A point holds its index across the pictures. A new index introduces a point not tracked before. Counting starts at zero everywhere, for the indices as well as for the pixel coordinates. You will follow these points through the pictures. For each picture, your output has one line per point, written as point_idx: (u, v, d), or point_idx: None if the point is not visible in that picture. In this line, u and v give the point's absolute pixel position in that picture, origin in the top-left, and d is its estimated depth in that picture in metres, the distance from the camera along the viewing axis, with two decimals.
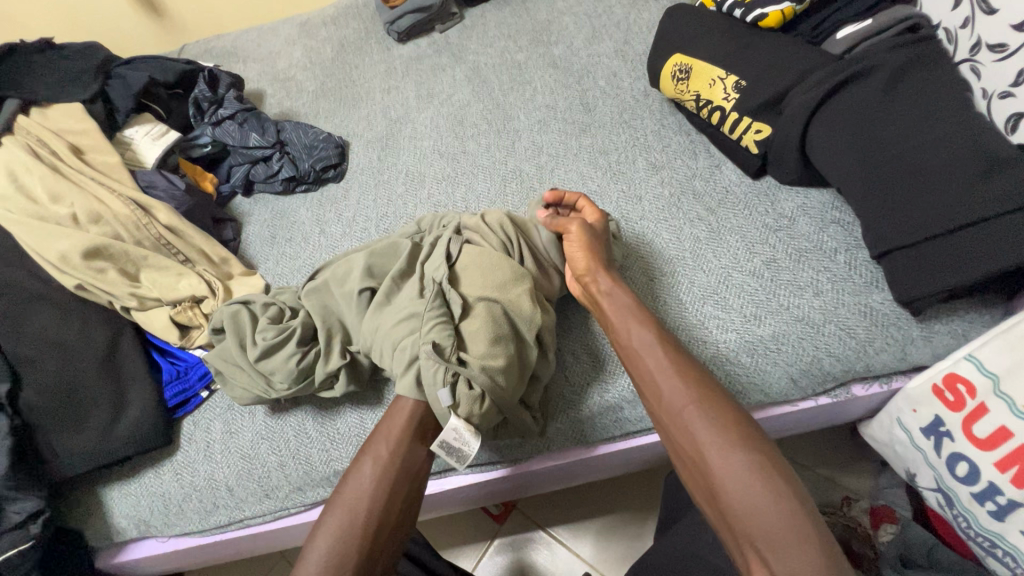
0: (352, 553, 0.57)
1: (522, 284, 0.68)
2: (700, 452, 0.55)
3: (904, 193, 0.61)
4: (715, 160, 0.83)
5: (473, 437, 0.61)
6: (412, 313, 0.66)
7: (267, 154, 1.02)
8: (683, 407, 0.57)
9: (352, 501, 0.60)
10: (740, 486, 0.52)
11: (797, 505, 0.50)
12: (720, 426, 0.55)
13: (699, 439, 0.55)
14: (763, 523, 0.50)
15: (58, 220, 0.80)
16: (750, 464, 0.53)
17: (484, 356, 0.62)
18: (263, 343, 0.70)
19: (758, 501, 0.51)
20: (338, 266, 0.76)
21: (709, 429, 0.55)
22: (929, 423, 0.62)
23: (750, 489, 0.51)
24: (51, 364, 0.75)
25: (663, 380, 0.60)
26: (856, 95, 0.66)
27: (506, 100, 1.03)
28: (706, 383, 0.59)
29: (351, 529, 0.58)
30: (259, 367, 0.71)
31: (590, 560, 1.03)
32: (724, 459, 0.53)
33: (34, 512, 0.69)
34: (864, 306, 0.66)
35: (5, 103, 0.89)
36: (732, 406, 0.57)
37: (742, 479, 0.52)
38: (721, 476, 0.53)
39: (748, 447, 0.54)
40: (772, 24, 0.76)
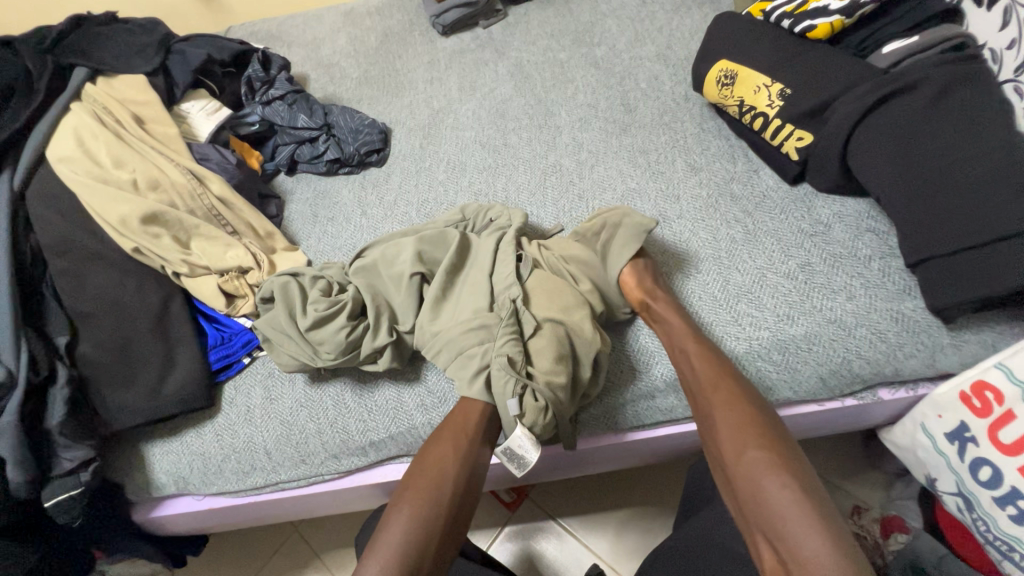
0: (433, 537, 0.60)
1: (584, 309, 0.71)
2: (722, 449, 0.59)
3: (944, 203, 0.63)
4: (753, 165, 0.86)
5: (533, 444, 0.63)
6: (482, 323, 0.70)
7: (314, 135, 1.05)
8: (712, 408, 0.61)
9: (433, 488, 0.62)
10: (751, 478, 0.55)
11: (806, 500, 0.52)
12: (741, 424, 0.58)
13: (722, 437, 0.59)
14: (775, 515, 0.53)
15: (119, 184, 0.84)
16: (767, 461, 0.55)
17: (550, 372, 0.65)
18: (315, 314, 0.73)
19: (774, 493, 0.53)
20: (391, 249, 0.79)
21: (731, 428, 0.59)
22: (954, 429, 0.64)
23: (765, 484, 0.54)
24: (107, 320, 0.78)
25: (697, 378, 0.64)
26: (900, 107, 0.68)
27: (548, 97, 1.06)
28: (732, 383, 0.62)
29: (434, 515, 0.61)
30: (308, 338, 0.74)
31: (599, 552, 1.06)
32: (740, 453, 0.57)
33: (85, 460, 0.72)
34: (895, 312, 0.68)
35: (73, 71, 0.93)
36: (753, 406, 0.60)
37: (756, 475, 0.55)
38: (738, 470, 0.56)
39: (765, 443, 0.56)
40: (819, 36, 0.77)
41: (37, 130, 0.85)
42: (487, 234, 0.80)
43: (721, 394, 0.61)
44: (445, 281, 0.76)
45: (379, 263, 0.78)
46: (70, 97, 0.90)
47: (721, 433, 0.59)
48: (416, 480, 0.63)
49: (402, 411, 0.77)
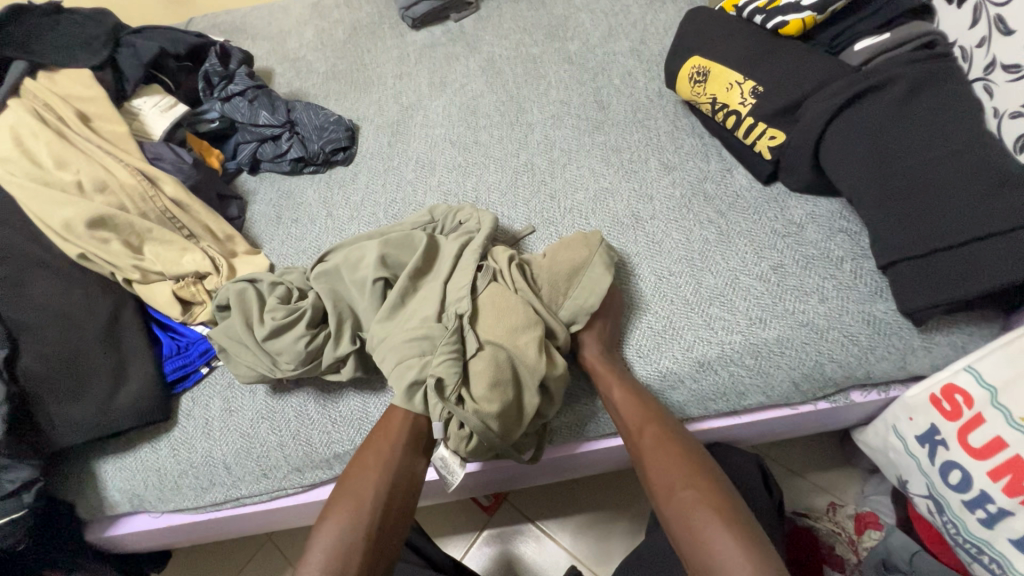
0: (358, 548, 0.58)
1: (533, 331, 0.66)
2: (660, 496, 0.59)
3: (916, 204, 0.62)
4: (727, 164, 0.84)
5: (458, 466, 0.66)
6: (426, 336, 0.66)
7: (277, 132, 1.01)
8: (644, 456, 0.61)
9: (354, 498, 0.61)
10: (681, 522, 0.56)
11: (734, 533, 0.53)
12: (668, 467, 0.59)
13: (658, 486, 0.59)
14: (708, 555, 0.53)
15: (63, 186, 0.79)
16: (701, 505, 0.56)
17: (482, 400, 0.62)
18: (271, 324, 0.70)
19: (708, 535, 0.53)
20: (358, 252, 0.75)
21: (661, 470, 0.59)
22: (925, 431, 0.64)
23: (698, 525, 0.55)
24: (51, 331, 0.74)
25: (625, 422, 0.64)
26: (872, 105, 0.67)
27: (520, 93, 1.03)
28: (658, 423, 0.62)
29: (357, 524, 0.59)
30: (266, 347, 0.71)
31: (576, 554, 1.05)
32: (671, 497, 0.58)
33: (29, 480, 0.68)
34: (868, 314, 0.67)
35: (12, 65, 0.87)
36: (680, 445, 0.61)
37: (688, 517, 0.56)
38: (671, 514, 0.57)
39: (693, 483, 0.57)
40: (792, 32, 0.76)
41: None
42: (457, 239, 0.77)
43: (648, 437, 0.62)
44: (409, 285, 0.72)
45: (345, 266, 0.75)
46: (9, 93, 0.85)
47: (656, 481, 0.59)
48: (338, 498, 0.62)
49: (367, 422, 0.74)
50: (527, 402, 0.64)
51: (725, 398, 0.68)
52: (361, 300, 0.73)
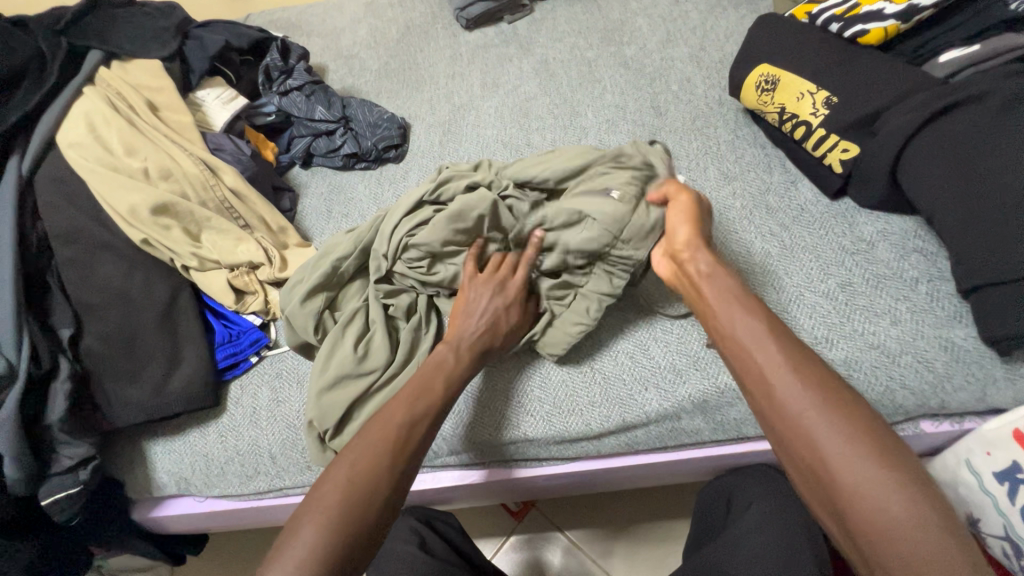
0: (346, 512, 0.50)
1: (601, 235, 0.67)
2: (817, 446, 0.45)
3: (1002, 226, 0.58)
4: (791, 176, 0.81)
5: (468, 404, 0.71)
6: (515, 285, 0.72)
7: (332, 128, 1.02)
8: (782, 397, 0.48)
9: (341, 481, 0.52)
10: (861, 483, 0.42)
11: (912, 501, 0.41)
12: (833, 416, 0.45)
13: (810, 437, 0.45)
14: (880, 524, 0.41)
15: (131, 172, 0.81)
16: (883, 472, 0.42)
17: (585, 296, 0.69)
18: (352, 335, 0.73)
19: (882, 503, 0.41)
20: (440, 195, 0.72)
21: (821, 416, 0.46)
22: (1004, 469, 0.59)
23: (868, 485, 0.42)
24: (113, 313, 0.76)
25: (759, 367, 0.51)
26: (960, 121, 0.64)
27: (574, 96, 1.02)
28: (811, 365, 0.49)
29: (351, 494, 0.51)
30: (358, 359, 0.71)
31: (605, 566, 1.02)
32: (839, 455, 0.44)
33: (85, 458, 0.70)
34: (945, 340, 0.63)
35: (90, 54, 0.91)
36: (850, 397, 0.47)
37: (863, 481, 0.42)
38: (838, 476, 0.43)
39: (869, 442, 0.44)
40: (872, 41, 0.73)
41: (49, 113, 0.83)
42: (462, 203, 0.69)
43: (795, 377, 0.48)
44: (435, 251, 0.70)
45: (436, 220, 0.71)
46: (85, 80, 0.88)
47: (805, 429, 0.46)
48: (344, 455, 0.54)
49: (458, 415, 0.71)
50: (612, 341, 0.72)
51: None
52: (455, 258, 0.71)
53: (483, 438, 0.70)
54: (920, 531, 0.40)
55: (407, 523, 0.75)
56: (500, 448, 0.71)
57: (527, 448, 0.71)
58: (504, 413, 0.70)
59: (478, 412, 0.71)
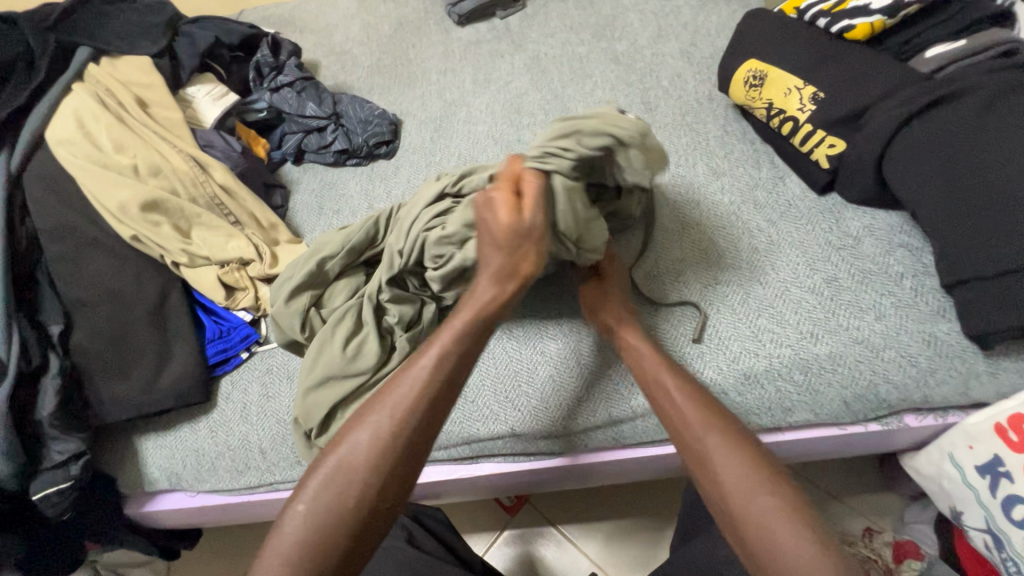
0: (344, 489, 0.51)
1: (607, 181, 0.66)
2: (732, 497, 0.50)
3: (984, 222, 0.59)
4: (780, 171, 0.81)
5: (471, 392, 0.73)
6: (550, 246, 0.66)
7: (322, 124, 1.02)
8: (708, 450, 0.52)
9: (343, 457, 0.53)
10: (773, 526, 0.47)
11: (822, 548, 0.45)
12: (748, 466, 0.50)
13: (727, 488, 0.50)
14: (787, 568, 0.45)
15: (119, 169, 0.81)
16: (776, 503, 0.48)
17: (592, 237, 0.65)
18: (337, 336, 0.72)
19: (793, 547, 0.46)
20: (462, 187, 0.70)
21: (739, 468, 0.50)
22: (986, 461, 0.60)
23: (782, 536, 0.46)
24: (102, 309, 0.76)
25: (685, 421, 0.55)
26: (944, 117, 0.64)
27: (565, 92, 1.02)
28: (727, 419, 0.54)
29: (348, 474, 0.52)
30: (343, 361, 0.71)
31: (597, 561, 1.03)
32: (752, 505, 0.48)
33: (75, 453, 0.70)
34: (928, 335, 0.64)
35: (79, 51, 0.91)
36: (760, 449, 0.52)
37: (774, 529, 0.47)
38: (755, 525, 0.48)
39: (777, 491, 0.49)
40: (858, 37, 0.73)
41: (38, 110, 0.83)
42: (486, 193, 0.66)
43: (715, 431, 0.53)
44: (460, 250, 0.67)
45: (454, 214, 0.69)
46: (74, 77, 0.88)
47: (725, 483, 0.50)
48: (355, 423, 0.55)
49: (480, 389, 0.72)
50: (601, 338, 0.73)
51: (770, 413, 0.66)
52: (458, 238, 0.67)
53: (472, 432, 0.70)
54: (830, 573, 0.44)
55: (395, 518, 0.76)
56: (487, 443, 0.71)
57: (514, 443, 0.71)
58: (491, 409, 0.71)
59: (483, 394, 0.72)
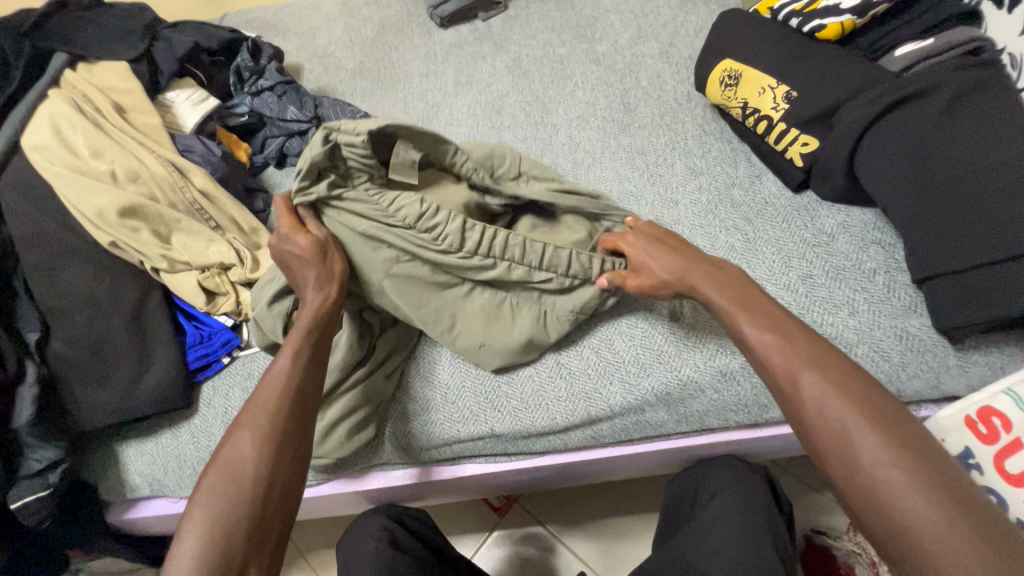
0: (231, 494, 0.51)
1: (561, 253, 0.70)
2: (845, 447, 0.46)
3: (952, 218, 0.60)
4: (756, 170, 0.82)
5: (438, 407, 0.72)
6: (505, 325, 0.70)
7: (304, 128, 1.01)
8: (810, 400, 0.48)
9: (227, 466, 0.53)
10: (891, 477, 0.43)
11: (943, 501, 0.42)
12: (861, 413, 0.46)
13: (837, 438, 0.46)
14: (910, 521, 0.42)
15: (97, 175, 0.81)
16: (892, 451, 0.44)
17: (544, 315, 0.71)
18: None
19: (914, 498, 0.42)
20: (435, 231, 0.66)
21: (849, 417, 0.46)
22: (956, 454, 0.60)
23: (901, 488, 0.43)
24: (81, 316, 0.76)
25: (784, 369, 0.51)
26: (913, 115, 0.64)
27: (546, 93, 1.02)
28: (834, 364, 0.50)
29: (240, 480, 0.52)
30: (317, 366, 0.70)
31: (585, 560, 1.03)
32: (865, 454, 0.45)
33: (52, 462, 0.70)
34: (900, 330, 0.64)
35: (55, 57, 0.91)
36: (873, 396, 0.48)
37: (892, 480, 0.43)
38: (868, 476, 0.44)
39: (893, 439, 0.45)
40: (830, 36, 0.73)
41: (14, 117, 0.83)
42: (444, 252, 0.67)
43: (820, 377, 0.49)
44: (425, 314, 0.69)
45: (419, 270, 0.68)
46: (50, 83, 0.88)
47: (837, 433, 0.46)
48: (228, 434, 0.55)
49: (450, 404, 0.72)
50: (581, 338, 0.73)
51: (746, 409, 0.67)
52: (391, 247, 0.67)
53: (453, 434, 0.71)
54: (957, 525, 0.41)
55: (377, 520, 0.75)
56: (468, 444, 0.71)
57: (495, 444, 0.72)
58: (472, 410, 0.71)
59: (458, 406, 0.71)
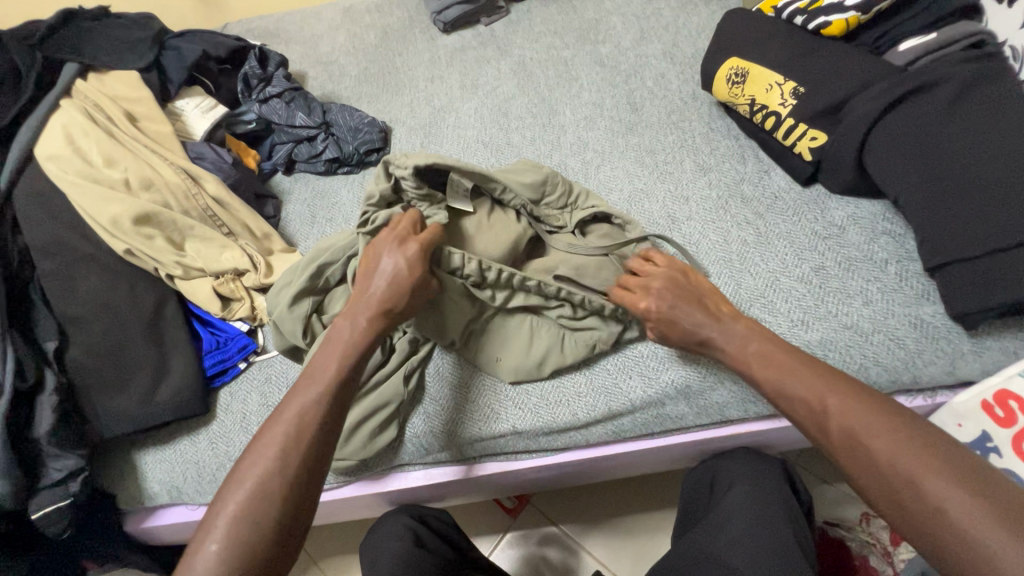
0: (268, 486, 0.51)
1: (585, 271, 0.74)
2: (897, 485, 0.46)
3: (963, 207, 0.61)
4: (764, 165, 0.83)
5: (461, 407, 0.72)
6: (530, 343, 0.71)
7: (312, 133, 1.02)
8: (851, 435, 0.50)
9: (266, 455, 0.52)
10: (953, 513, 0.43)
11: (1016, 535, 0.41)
12: (907, 448, 0.47)
13: (888, 476, 0.47)
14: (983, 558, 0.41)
15: (110, 184, 0.81)
16: (949, 483, 0.45)
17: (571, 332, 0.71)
18: None
19: (983, 534, 0.42)
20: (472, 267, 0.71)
21: (893, 451, 0.47)
22: (974, 438, 0.61)
23: (966, 523, 0.43)
24: (97, 324, 0.76)
25: (817, 410, 0.53)
26: (920, 107, 0.66)
27: (552, 95, 1.03)
28: (869, 401, 0.51)
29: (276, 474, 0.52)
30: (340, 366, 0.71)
31: (601, 559, 1.03)
32: (918, 490, 0.45)
33: (74, 470, 0.69)
34: (914, 317, 0.66)
35: (66, 67, 0.91)
36: (916, 430, 0.48)
37: (955, 516, 0.43)
38: (930, 513, 0.44)
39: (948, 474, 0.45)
40: (835, 32, 0.75)
41: (26, 127, 0.83)
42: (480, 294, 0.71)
43: (856, 414, 0.50)
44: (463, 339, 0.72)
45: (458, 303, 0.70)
46: (61, 93, 0.88)
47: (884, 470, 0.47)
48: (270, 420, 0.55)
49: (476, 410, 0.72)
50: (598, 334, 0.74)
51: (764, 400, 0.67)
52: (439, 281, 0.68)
53: (474, 433, 0.71)
54: None
55: (400, 520, 0.75)
56: (491, 442, 0.72)
57: (518, 442, 0.72)
58: (494, 408, 0.72)
59: (487, 411, 0.72)
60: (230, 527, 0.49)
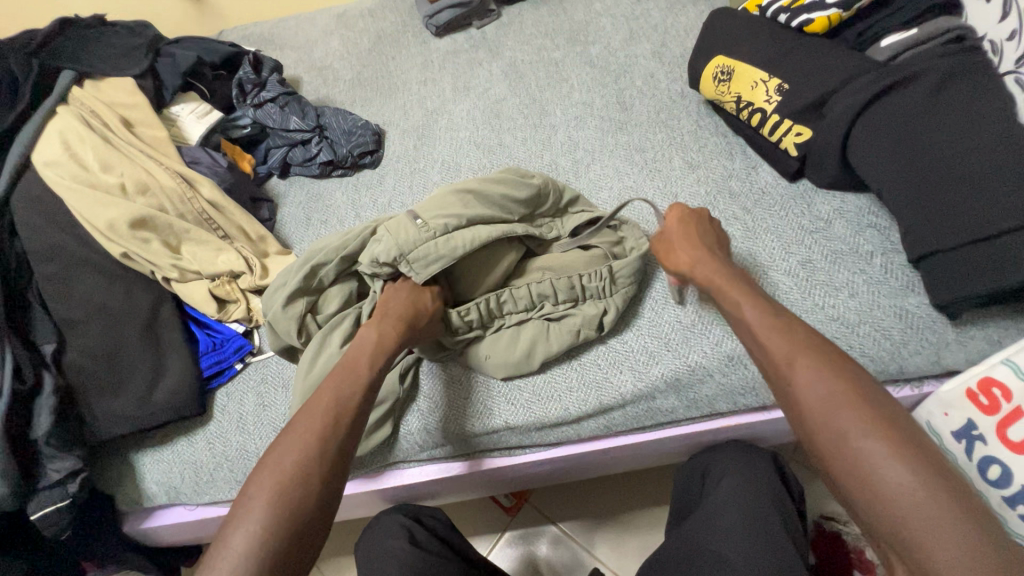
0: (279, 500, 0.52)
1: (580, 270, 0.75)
2: (836, 436, 0.47)
3: (944, 198, 0.62)
4: (752, 162, 0.84)
5: (454, 407, 0.73)
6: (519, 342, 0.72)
7: (307, 137, 1.03)
8: (801, 388, 0.50)
9: (277, 472, 0.53)
10: (880, 467, 0.44)
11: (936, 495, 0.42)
12: (854, 407, 0.48)
13: (828, 427, 0.48)
14: (897, 508, 0.43)
15: (107, 188, 0.82)
16: (884, 442, 0.45)
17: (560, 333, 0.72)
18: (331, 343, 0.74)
19: (901, 489, 0.43)
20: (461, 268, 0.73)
21: (837, 407, 0.48)
22: (960, 427, 0.62)
23: (891, 478, 0.44)
24: (95, 326, 0.77)
25: (777, 361, 0.53)
26: (900, 100, 0.67)
27: (542, 96, 1.05)
28: (830, 359, 0.51)
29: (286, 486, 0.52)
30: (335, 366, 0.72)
31: (599, 556, 1.04)
32: (852, 443, 0.46)
33: (72, 471, 0.70)
34: (900, 308, 0.66)
35: (62, 75, 0.92)
36: (868, 392, 0.48)
37: (878, 468, 0.44)
38: (854, 463, 0.46)
39: (886, 434, 0.46)
40: (817, 30, 0.77)
41: (23, 134, 0.84)
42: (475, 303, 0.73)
43: (810, 368, 0.51)
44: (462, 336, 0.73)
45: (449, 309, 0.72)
46: (58, 100, 0.89)
47: (826, 422, 0.48)
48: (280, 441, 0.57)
49: (462, 405, 0.73)
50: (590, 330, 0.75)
51: (753, 392, 0.68)
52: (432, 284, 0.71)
53: (466, 429, 0.72)
54: (946, 518, 0.41)
55: (395, 518, 0.76)
56: (484, 438, 0.72)
57: (510, 437, 0.72)
58: (485, 404, 0.72)
59: (474, 406, 0.73)
60: (245, 544, 0.49)
